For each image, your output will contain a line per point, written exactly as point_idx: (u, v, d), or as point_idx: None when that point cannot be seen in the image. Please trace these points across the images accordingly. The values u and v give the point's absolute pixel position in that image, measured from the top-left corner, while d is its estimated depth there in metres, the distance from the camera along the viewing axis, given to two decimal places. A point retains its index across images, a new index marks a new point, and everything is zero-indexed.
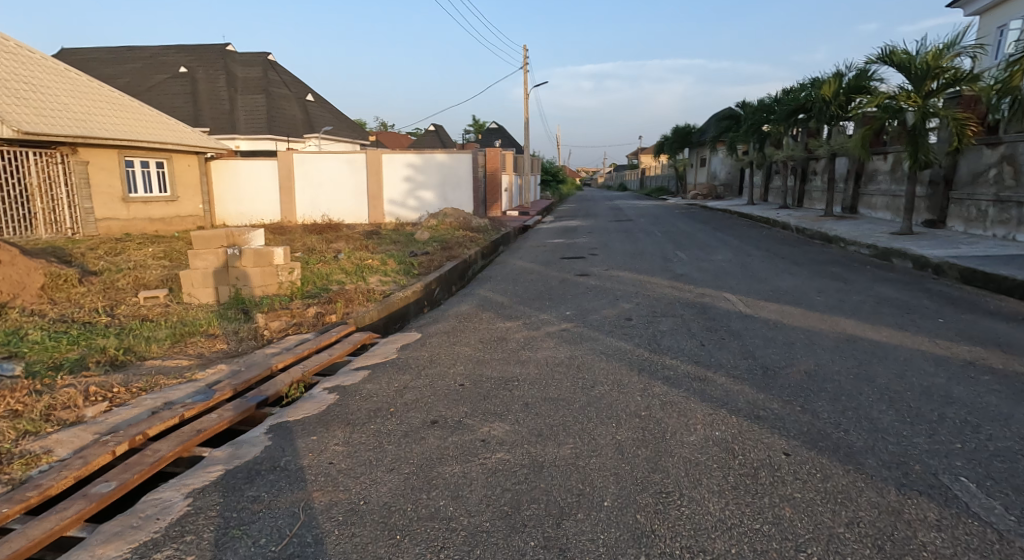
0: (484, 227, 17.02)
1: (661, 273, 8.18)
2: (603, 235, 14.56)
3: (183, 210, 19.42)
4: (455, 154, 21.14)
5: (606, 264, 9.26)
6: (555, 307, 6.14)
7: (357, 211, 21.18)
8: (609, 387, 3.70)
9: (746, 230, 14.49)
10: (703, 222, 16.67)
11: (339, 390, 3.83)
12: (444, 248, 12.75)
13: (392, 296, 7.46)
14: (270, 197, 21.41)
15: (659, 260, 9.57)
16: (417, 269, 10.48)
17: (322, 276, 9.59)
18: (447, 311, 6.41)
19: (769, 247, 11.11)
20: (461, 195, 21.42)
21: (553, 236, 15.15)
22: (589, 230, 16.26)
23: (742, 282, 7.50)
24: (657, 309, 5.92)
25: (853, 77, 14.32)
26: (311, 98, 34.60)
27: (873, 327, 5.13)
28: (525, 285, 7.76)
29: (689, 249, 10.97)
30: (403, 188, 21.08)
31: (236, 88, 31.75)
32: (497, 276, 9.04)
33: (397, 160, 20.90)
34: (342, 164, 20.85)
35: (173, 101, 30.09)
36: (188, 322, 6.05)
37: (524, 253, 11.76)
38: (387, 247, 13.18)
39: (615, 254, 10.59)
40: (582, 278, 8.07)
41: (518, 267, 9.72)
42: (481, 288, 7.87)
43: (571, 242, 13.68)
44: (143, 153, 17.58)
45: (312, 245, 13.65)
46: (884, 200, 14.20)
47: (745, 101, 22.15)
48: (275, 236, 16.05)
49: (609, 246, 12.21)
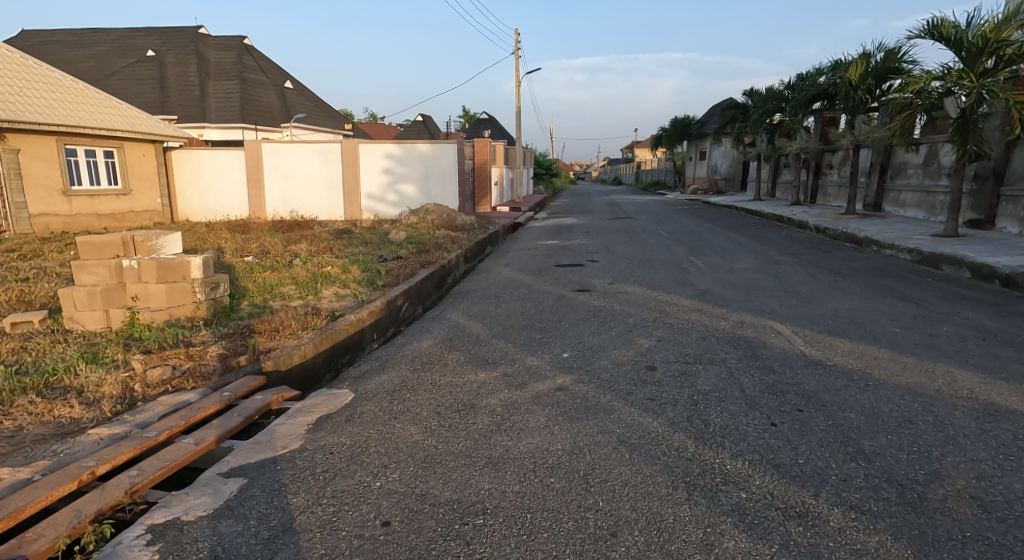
0: (469, 225, 15.39)
1: (679, 289, 6.57)
2: (602, 236, 12.97)
3: (136, 205, 18.30)
4: (439, 144, 19.35)
5: (609, 276, 7.64)
6: (546, 346, 4.54)
7: (332, 207, 19.48)
8: (643, 541, 2.10)
9: (761, 230, 12.93)
10: (711, 221, 15.10)
11: (169, 539, 2.21)
12: (421, 251, 11.12)
13: (338, 323, 5.80)
14: (237, 189, 19.75)
15: (671, 270, 7.95)
16: (383, 278, 8.86)
17: (265, 289, 7.97)
18: (402, 350, 4.78)
19: (797, 252, 9.53)
20: (445, 189, 19.66)
21: (545, 237, 13.55)
22: (585, 229, 14.66)
23: (785, 301, 5.90)
24: (685, 349, 4.34)
25: (882, 58, 12.65)
26: (289, 85, 32.81)
27: (1008, 384, 3.50)
28: (509, 306, 6.14)
29: (705, 255, 9.36)
30: (381, 182, 19.34)
31: (208, 75, 30.06)
32: (478, 290, 7.43)
33: (375, 150, 19.14)
34: (315, 154, 19.12)
35: (140, 88, 28.33)
36: (39, 368, 4.42)
37: (512, 258, 10.16)
38: (356, 250, 11.60)
39: (619, 261, 8.98)
40: (581, 295, 6.49)
41: (502, 277, 8.12)
42: (454, 309, 6.26)
43: (566, 243, 12.10)
44: (87, 141, 16.43)
45: (269, 248, 12.01)
46: (916, 196, 12.59)
47: (754, 89, 20.50)
48: (233, 234, 14.43)
49: (610, 249, 10.64)
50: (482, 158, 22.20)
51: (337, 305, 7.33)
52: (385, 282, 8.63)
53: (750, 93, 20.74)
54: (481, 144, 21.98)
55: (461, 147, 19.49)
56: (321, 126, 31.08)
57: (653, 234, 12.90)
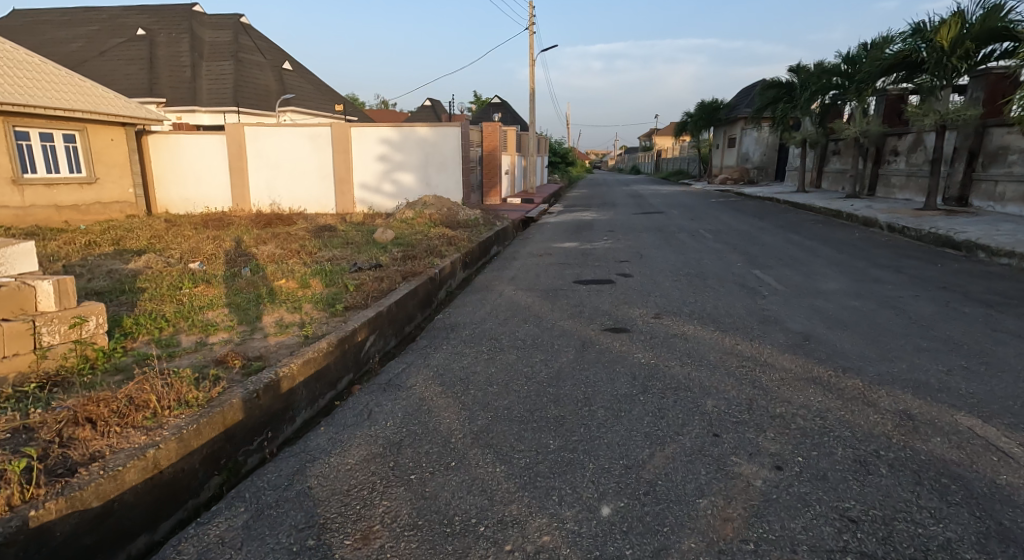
0: (472, 221, 13.43)
1: (761, 331, 4.43)
2: (630, 236, 10.86)
3: (104, 195, 16.33)
4: (439, 126, 17.08)
5: (651, 303, 5.52)
6: (568, 486, 2.43)
7: (322, 198, 17.55)
8: None
9: (824, 231, 10.68)
10: (757, 218, 12.92)
11: None
12: (408, 256, 9.07)
13: (236, 396, 3.74)
14: (219, 178, 17.93)
15: (735, 294, 5.80)
16: (350, 296, 6.85)
17: (184, 316, 5.95)
18: (312, 471, 2.71)
19: (890, 262, 7.32)
20: (447, 178, 17.45)
21: (560, 236, 11.47)
22: (608, 227, 12.51)
23: (947, 361, 3.67)
24: (843, 508, 2.18)
25: (979, 18, 10.22)
26: (288, 66, 30.75)
27: None
28: (508, 360, 4.04)
29: (770, 268, 7.17)
30: (375, 170, 17.23)
31: (201, 56, 28.15)
32: (471, 318, 5.36)
33: (368, 134, 17.02)
34: (303, 139, 17.14)
35: (128, 69, 26.37)
36: None
37: (520, 268, 8.08)
38: (332, 253, 9.61)
39: (659, 276, 6.86)
40: (616, 342, 4.41)
41: (505, 299, 6.04)
42: (427, 361, 4.16)
43: (588, 246, 9.99)
44: (42, 123, 14.50)
45: (230, 249, 10.07)
46: (1019, 188, 10.24)
47: (801, 66, 18.28)
48: (198, 231, 12.52)
49: (644, 256, 8.53)
50: (491, 145, 20.25)
51: (272, 343, 5.31)
52: (349, 302, 6.58)
53: (795, 69, 18.48)
54: (490, 129, 20.15)
55: (465, 131, 17.23)
56: (322, 111, 29.11)
57: (692, 235, 10.74)
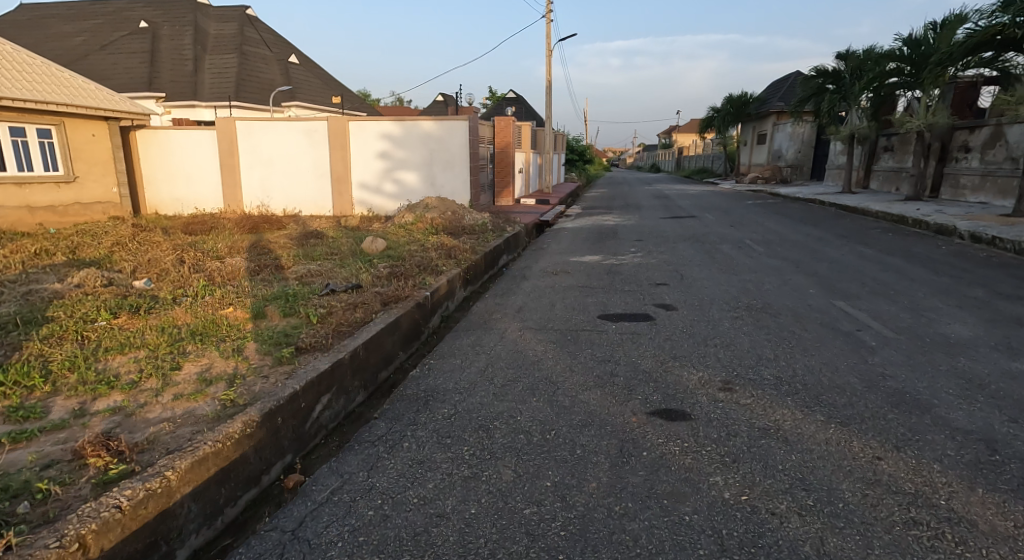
0: (480, 227, 12.05)
1: (904, 433, 2.83)
2: (663, 248, 9.23)
3: (84, 195, 14.72)
4: (445, 120, 15.47)
5: (710, 362, 3.92)
6: None
7: (318, 199, 16.11)
8: None
9: (896, 243, 9.04)
10: (807, 226, 11.23)
11: None
12: (394, 274, 7.51)
13: (30, 558, 2.29)
14: (210, 177, 16.55)
15: (829, 345, 4.19)
16: (312, 334, 5.34)
17: (74, 363, 4.35)
18: None
19: (1016, 291, 5.68)
20: (453, 178, 15.80)
21: (580, 246, 9.87)
22: (635, 235, 10.87)
23: None
24: None
25: None
26: (294, 60, 29.28)
27: None
28: (501, 486, 2.51)
29: (857, 300, 5.55)
30: (376, 168, 15.72)
31: (204, 48, 26.81)
32: (457, 382, 3.82)
33: (369, 128, 15.52)
34: (299, 135, 15.72)
35: (125, 61, 24.90)
36: None
37: (530, 291, 6.53)
38: (309, 267, 8.07)
39: (713, 312, 5.25)
40: (677, 442, 2.85)
41: (509, 346, 4.49)
42: (373, 479, 2.62)
43: (615, 260, 8.43)
44: (12, 117, 13.00)
45: (193, 261, 8.55)
46: None
47: (851, 51, 17.18)
48: (175, 238, 11.14)
49: (685, 276, 6.95)
50: (503, 141, 18.94)
51: (177, 416, 3.71)
52: (301, 344, 5.01)
53: (843, 56, 17.52)
54: (504, 124, 18.68)
55: (474, 125, 15.59)
56: (328, 106, 27.63)
57: (737, 247, 9.13)
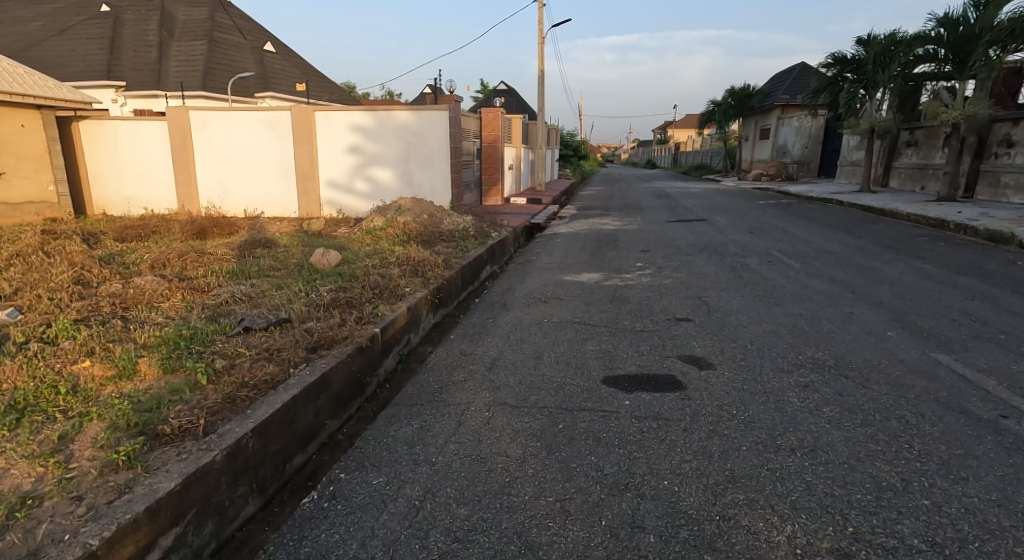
0: (459, 234, 10.51)
1: None
2: (676, 262, 7.66)
3: (13, 194, 12.91)
4: (423, 110, 13.76)
5: (796, 496, 2.36)
6: None
7: (282, 198, 14.43)
8: None
9: (957, 256, 7.55)
10: (837, 234, 9.71)
11: None
12: (336, 303, 5.86)
13: None
14: (162, 173, 14.80)
15: (974, 452, 2.64)
16: (191, 403, 3.73)
17: None
18: None
19: None
20: (432, 176, 14.11)
21: (576, 257, 8.34)
22: (640, 243, 9.33)
23: None
24: None
25: None
26: (271, 48, 27.41)
27: None
28: None
29: (962, 350, 4.02)
30: (346, 164, 14.04)
31: (172, 35, 24.96)
32: (372, 542, 2.25)
33: (337, 119, 13.83)
34: (259, 126, 14.01)
35: (84, 47, 22.97)
36: None
37: (510, 329, 4.95)
38: (238, 289, 6.47)
39: (766, 375, 3.68)
40: None
41: (469, 447, 2.92)
42: None
43: (619, 279, 6.88)
44: None
45: (95, 279, 6.84)
46: None
47: (874, 37, 15.84)
48: (102, 246, 9.50)
49: (712, 306, 5.41)
50: (491, 135, 17.34)
51: None
52: (159, 431, 3.35)
53: (865, 41, 16.16)
54: (492, 116, 17.11)
55: (455, 116, 13.93)
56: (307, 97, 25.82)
57: (764, 261, 7.61)
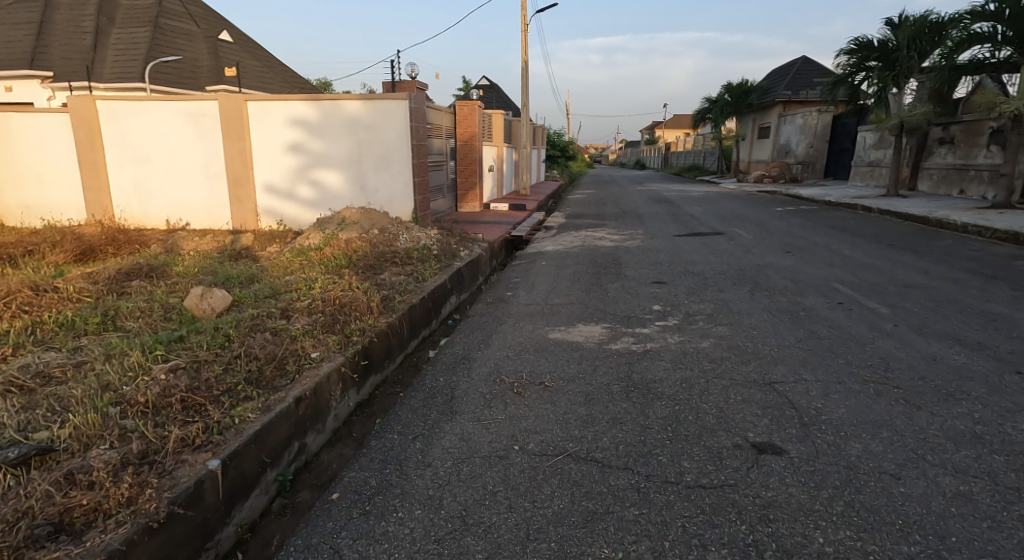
0: (417, 253, 8.19)
1: None
2: (708, 304, 5.41)
3: None
4: (376, 101, 11.32)
5: None
6: None
7: (211, 207, 11.99)
8: None
9: None
10: (902, 255, 7.52)
11: None
12: (165, 403, 3.44)
13: None
14: (65, 176, 12.13)
15: None
16: None
17: None
18: None
19: None
20: (390, 180, 11.71)
21: (567, 294, 6.04)
22: (651, 269, 7.08)
23: None
24: None
25: None
26: (228, 38, 24.84)
27: None
28: None
29: None
30: (286, 166, 11.66)
31: (112, 21, 22.34)
32: None
33: (273, 111, 11.41)
34: (181, 119, 11.52)
35: (8, 33, 20.34)
36: None
37: (446, 480, 2.64)
38: (37, 362, 4.07)
39: None
40: None
41: None
42: None
43: (633, 337, 4.57)
44: None
45: None
46: None
47: (908, 18, 13.80)
48: None
49: (804, 413, 3.13)
50: (466, 133, 15.02)
51: None
52: None
53: (895, 24, 14.10)
54: (466, 110, 14.79)
55: (417, 108, 11.53)
56: None
57: (833, 302, 5.36)
